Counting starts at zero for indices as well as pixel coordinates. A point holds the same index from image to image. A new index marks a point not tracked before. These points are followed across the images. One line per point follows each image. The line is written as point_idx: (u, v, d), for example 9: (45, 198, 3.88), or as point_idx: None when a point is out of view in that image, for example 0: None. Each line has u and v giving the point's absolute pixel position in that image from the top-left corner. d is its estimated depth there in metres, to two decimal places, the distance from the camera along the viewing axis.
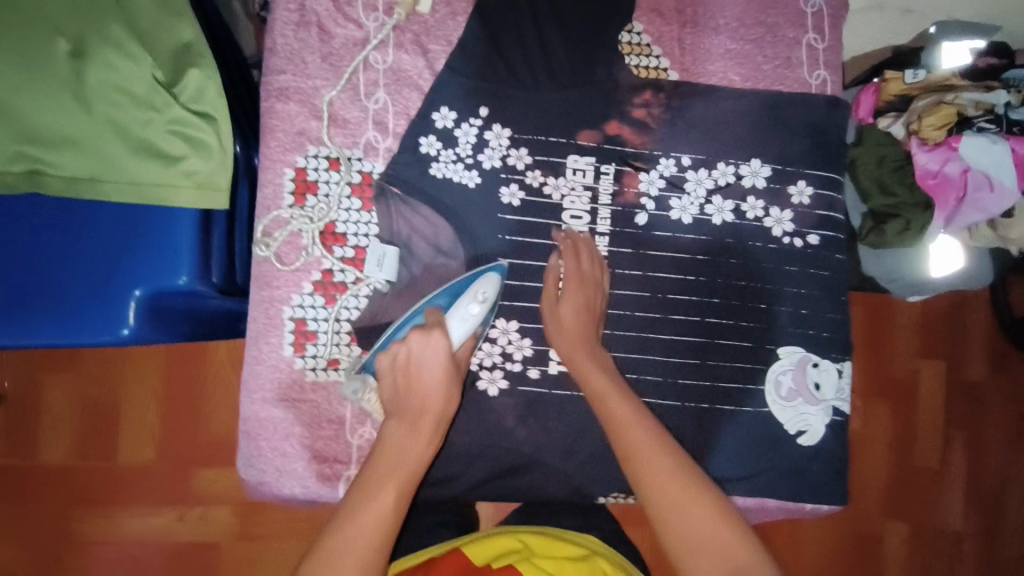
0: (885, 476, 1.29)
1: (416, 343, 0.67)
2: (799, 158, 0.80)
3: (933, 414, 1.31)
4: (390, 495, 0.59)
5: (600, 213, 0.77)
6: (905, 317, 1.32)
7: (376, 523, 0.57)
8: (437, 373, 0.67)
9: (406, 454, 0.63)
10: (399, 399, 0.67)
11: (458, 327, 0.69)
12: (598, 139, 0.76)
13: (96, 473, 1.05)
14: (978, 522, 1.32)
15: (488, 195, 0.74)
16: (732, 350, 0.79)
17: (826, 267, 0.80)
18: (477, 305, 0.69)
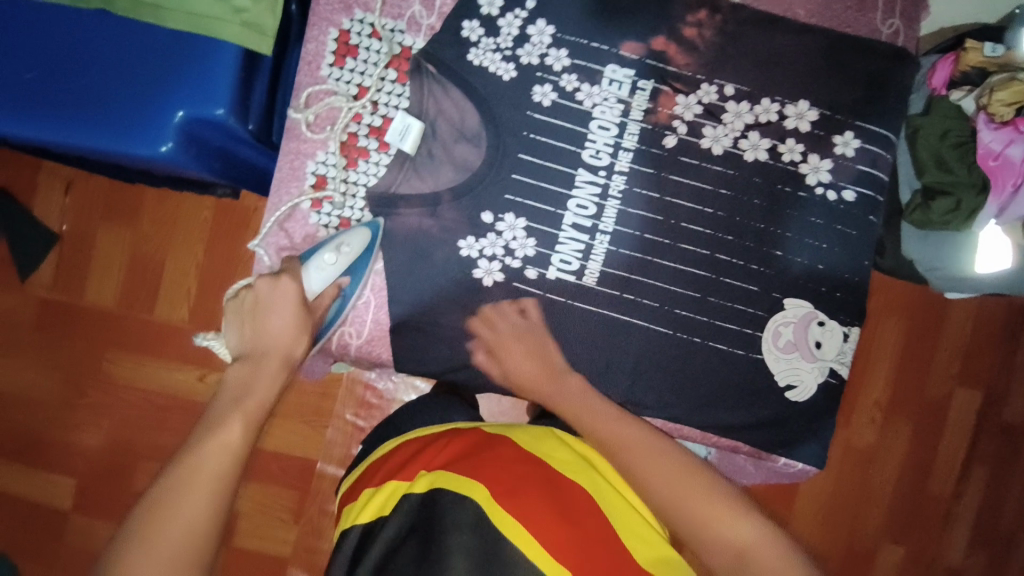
0: (890, 499, 1.24)
1: (262, 287, 0.72)
2: (849, 108, 0.77)
3: (957, 441, 1.24)
4: (236, 424, 0.65)
5: (629, 128, 0.76)
6: (952, 331, 1.23)
7: (221, 447, 0.63)
8: (284, 314, 0.72)
9: (255, 391, 0.69)
10: (248, 342, 0.73)
11: (315, 277, 0.73)
12: (640, 51, 0.76)
13: (133, 322, 1.07)
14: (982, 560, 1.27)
15: (521, 89, 0.75)
16: (736, 290, 0.77)
17: (854, 226, 0.78)
18: (333, 254, 0.73)
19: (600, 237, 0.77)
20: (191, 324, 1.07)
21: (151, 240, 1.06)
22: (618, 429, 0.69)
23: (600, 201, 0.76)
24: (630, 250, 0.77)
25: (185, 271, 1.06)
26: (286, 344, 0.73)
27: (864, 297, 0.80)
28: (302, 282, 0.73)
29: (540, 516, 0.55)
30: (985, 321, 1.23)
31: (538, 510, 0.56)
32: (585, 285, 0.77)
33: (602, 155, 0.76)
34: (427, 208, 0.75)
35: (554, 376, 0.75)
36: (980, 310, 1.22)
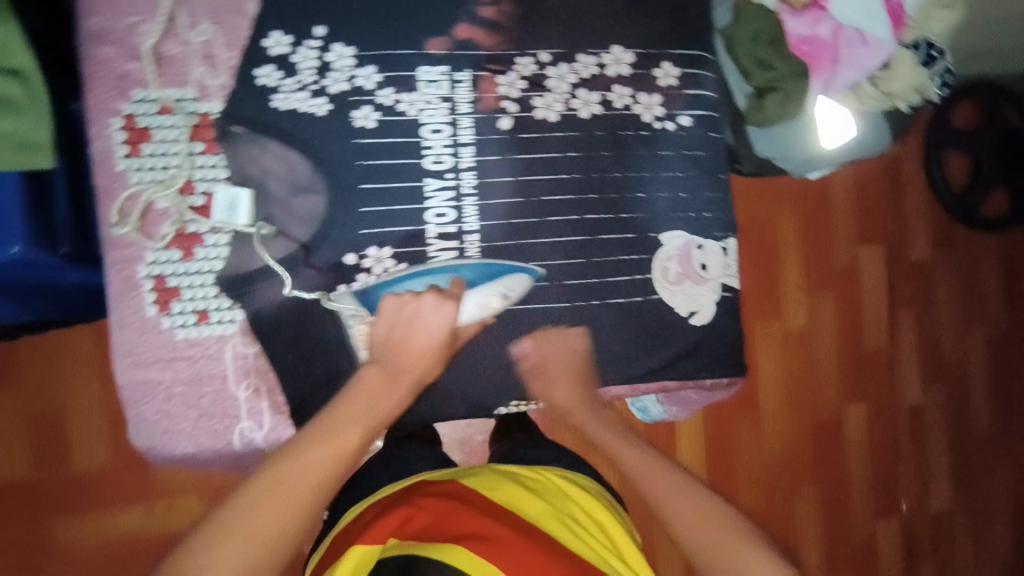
0: (830, 358, 1.74)
1: (427, 306, 0.73)
2: (659, 39, 0.79)
3: (768, 323, 1.69)
4: (355, 436, 0.68)
5: (462, 123, 0.75)
6: (752, 242, 1.67)
7: (333, 457, 0.65)
8: (431, 341, 0.73)
9: (379, 403, 0.70)
10: (387, 347, 0.73)
11: (472, 309, 0.76)
12: (448, 45, 0.74)
13: (56, 482, 0.99)
14: (939, 393, 1.84)
15: (339, 118, 0.72)
16: (614, 243, 0.79)
17: (700, 146, 0.80)
18: (501, 298, 0.76)
19: (469, 238, 0.76)
20: (117, 461, 1.01)
21: (42, 393, 0.98)
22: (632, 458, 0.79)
23: (458, 203, 0.75)
24: (503, 240, 0.77)
25: (87, 411, 0.99)
26: (418, 370, 0.74)
27: (730, 207, 0.83)
28: (461, 309, 0.75)
29: (510, 543, 0.71)
30: (770, 227, 1.68)
31: (508, 537, 0.72)
32: (472, 288, 0.76)
33: (444, 158, 0.75)
34: (285, 273, 0.72)
35: (581, 405, 0.81)
36: (858, 195, 1.74)
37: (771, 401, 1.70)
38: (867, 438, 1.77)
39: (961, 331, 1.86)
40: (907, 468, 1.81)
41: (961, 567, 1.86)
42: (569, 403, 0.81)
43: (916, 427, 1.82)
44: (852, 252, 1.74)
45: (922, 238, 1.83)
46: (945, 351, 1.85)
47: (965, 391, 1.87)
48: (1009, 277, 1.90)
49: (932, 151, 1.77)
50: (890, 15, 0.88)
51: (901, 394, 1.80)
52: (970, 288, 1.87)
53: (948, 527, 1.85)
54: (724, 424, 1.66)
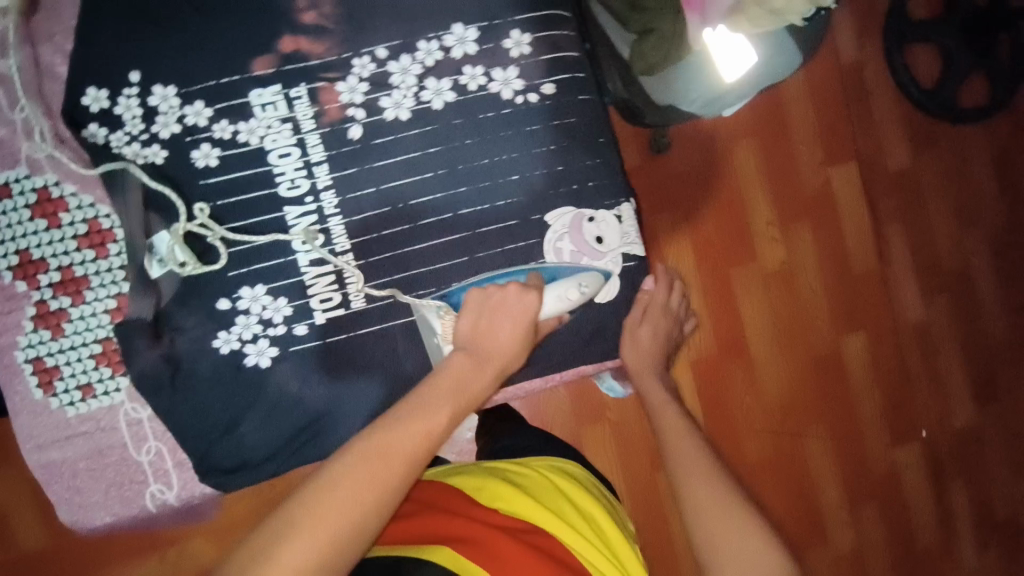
0: (819, 289, 1.65)
1: (512, 297, 0.67)
2: (503, 7, 0.73)
3: (744, 266, 1.61)
4: (446, 408, 0.64)
5: (309, 141, 0.71)
6: (712, 185, 1.59)
7: (421, 435, 0.62)
8: (518, 331, 0.67)
9: (467, 381, 0.66)
10: (470, 337, 0.68)
11: (552, 304, 0.70)
12: (274, 63, 0.70)
13: (78, 544, 1.09)
14: (945, 306, 1.73)
15: (180, 163, 0.70)
16: (496, 236, 0.74)
17: (571, 113, 0.75)
18: (577, 290, 0.71)
19: (345, 258, 0.72)
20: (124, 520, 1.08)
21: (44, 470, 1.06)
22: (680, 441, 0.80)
23: (324, 225, 0.72)
24: (379, 253, 0.73)
25: None
26: (505, 358, 0.69)
27: (617, 172, 0.78)
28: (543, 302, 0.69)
29: (502, 549, 0.72)
30: (729, 166, 1.60)
31: (499, 542, 0.73)
32: (358, 309, 0.73)
33: (299, 182, 0.71)
34: (161, 331, 0.70)
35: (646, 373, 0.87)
36: (822, 113, 1.63)
37: (764, 345, 1.63)
38: (873, 366, 1.68)
39: (959, 234, 1.74)
40: (923, 390, 1.71)
41: (998, 482, 1.77)
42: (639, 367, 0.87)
43: (924, 345, 1.72)
44: (822, 174, 1.64)
45: (900, 144, 1.70)
46: (944, 259, 1.73)
47: (975, 298, 1.75)
48: (1003, 168, 1.77)
49: (896, 48, 1.64)
50: None
51: (902, 312, 1.70)
52: (962, 187, 1.75)
53: (978, 441, 1.76)
54: (719, 376, 1.61)
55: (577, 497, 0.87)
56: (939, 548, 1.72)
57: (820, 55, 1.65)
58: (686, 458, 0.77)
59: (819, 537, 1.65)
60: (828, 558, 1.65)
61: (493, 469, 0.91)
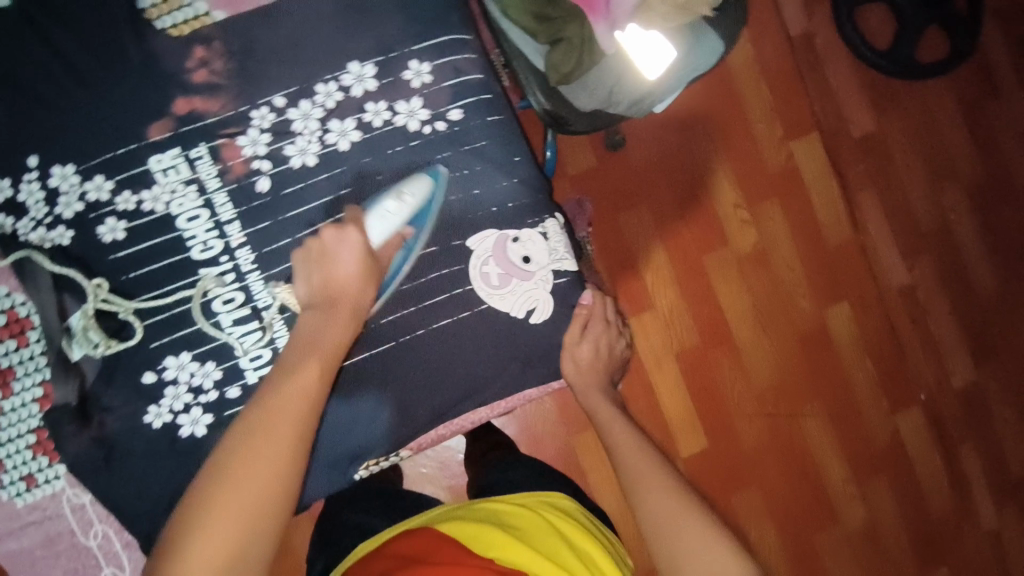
0: (797, 266, 1.62)
1: (328, 238, 0.66)
2: (397, 39, 0.71)
3: (716, 253, 1.59)
4: (312, 364, 0.60)
5: (216, 201, 0.69)
6: (673, 175, 1.56)
7: (303, 393, 0.59)
8: (352, 264, 0.66)
9: (322, 333, 0.63)
10: (315, 289, 0.66)
11: (378, 228, 0.69)
12: (170, 126, 0.68)
13: None
14: (931, 267, 1.68)
15: (89, 241, 0.69)
16: (418, 266, 0.74)
17: (480, 136, 0.74)
18: (396, 201, 0.69)
19: (270, 313, 0.70)
20: None
21: None
22: (632, 449, 0.77)
23: (243, 283, 0.70)
24: None
25: None
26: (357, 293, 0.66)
27: (536, 188, 0.78)
28: (366, 233, 0.68)
29: None
30: (687, 153, 1.57)
31: None
32: None
33: (212, 242, 0.69)
34: (90, 413, 0.70)
35: (597, 383, 0.84)
36: (776, 88, 1.60)
37: (747, 328, 1.59)
38: (861, 336, 1.64)
39: (935, 192, 1.68)
40: (916, 354, 1.67)
41: (1007, 438, 1.72)
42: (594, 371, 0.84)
43: (912, 309, 1.68)
44: (783, 149, 1.61)
45: (862, 109, 1.66)
46: (924, 219, 1.68)
47: (962, 255, 1.69)
48: (974, 118, 1.70)
49: (845, 13, 1.60)
50: None
51: (884, 279, 1.66)
52: (934, 143, 1.68)
53: (981, 400, 1.71)
54: (705, 366, 1.58)
55: (578, 538, 0.71)
56: (953, 513, 1.67)
57: (770, 29, 1.61)
58: (639, 467, 0.74)
59: (827, 517, 1.61)
60: (839, 537, 1.61)
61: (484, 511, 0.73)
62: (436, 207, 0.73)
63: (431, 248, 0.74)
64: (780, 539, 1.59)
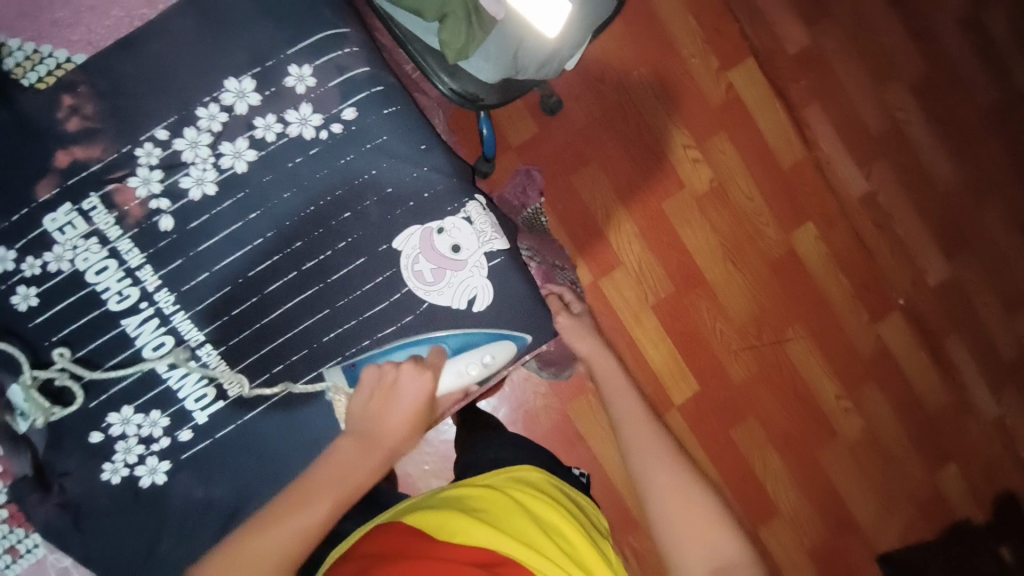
0: (757, 193, 1.60)
1: (405, 374, 0.71)
2: (269, 45, 0.69)
3: (673, 197, 1.57)
4: (324, 508, 0.64)
5: (122, 248, 0.68)
6: (616, 127, 1.54)
7: (302, 535, 0.62)
8: (416, 412, 0.71)
9: (356, 474, 0.67)
10: (367, 420, 0.69)
11: (449, 381, 0.74)
12: (57, 181, 0.66)
13: None
14: (888, 170, 1.67)
15: (5, 314, 0.67)
16: (348, 278, 0.73)
17: (380, 131, 0.72)
18: (479, 367, 0.74)
19: (204, 350, 0.70)
20: None
21: None
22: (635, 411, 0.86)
23: (170, 325, 0.69)
24: (238, 334, 0.71)
25: None
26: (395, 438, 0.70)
27: (451, 172, 0.75)
28: (440, 379, 0.73)
29: None
30: (626, 102, 1.54)
31: None
32: (237, 396, 0.70)
33: (127, 291, 0.68)
34: (48, 481, 0.69)
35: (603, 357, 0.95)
36: (702, 19, 1.57)
37: (718, 266, 1.59)
38: (832, 253, 1.64)
39: (880, 93, 1.66)
40: (889, 259, 1.67)
41: (993, 324, 1.72)
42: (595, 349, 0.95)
43: (877, 215, 1.67)
44: (722, 81, 1.58)
45: (792, 24, 1.62)
46: (874, 123, 1.66)
47: (917, 151, 1.68)
48: (905, 10, 1.67)
49: None
50: None
51: (844, 190, 1.65)
52: (871, 44, 1.65)
53: (960, 291, 1.71)
54: (683, 312, 1.58)
55: (540, 506, 0.74)
56: (948, 405, 1.70)
57: None
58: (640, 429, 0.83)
59: (827, 434, 1.64)
60: (841, 450, 1.64)
61: (449, 498, 0.75)
62: (501, 369, 0.77)
63: (359, 259, 0.73)
64: (786, 465, 1.61)
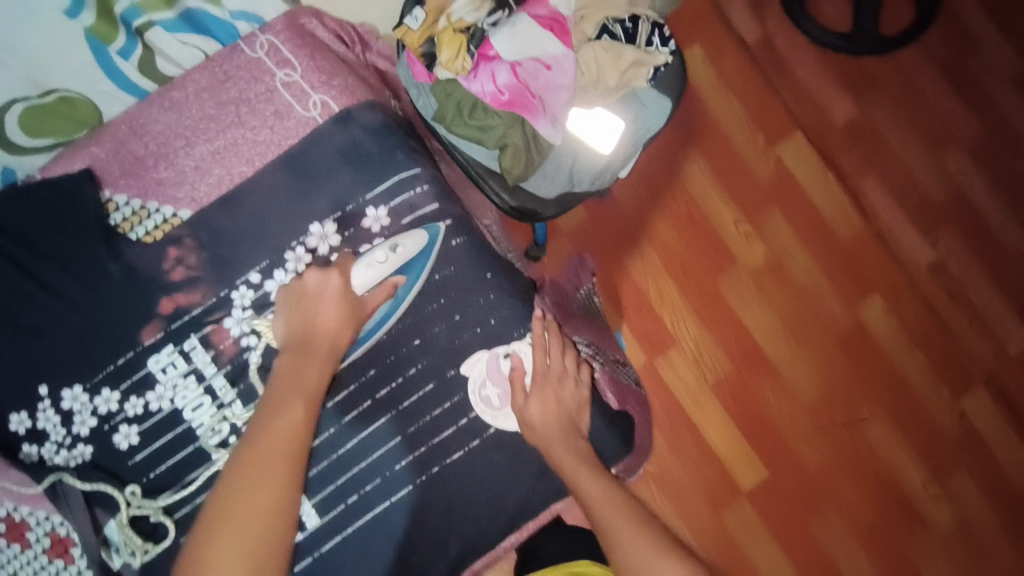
0: (816, 267, 1.56)
1: (313, 282, 0.72)
2: (350, 193, 0.75)
3: (727, 273, 1.54)
4: (298, 405, 0.66)
5: (216, 384, 0.73)
6: (665, 209, 1.55)
7: (290, 425, 0.64)
8: (336, 304, 0.71)
9: (304, 379, 0.67)
10: (297, 333, 0.70)
11: (363, 276, 0.73)
12: (160, 326, 0.72)
13: None
14: (955, 237, 1.60)
15: (106, 452, 0.71)
16: (420, 403, 0.75)
17: (449, 262, 0.76)
18: (384, 251, 0.74)
19: None
20: None
21: None
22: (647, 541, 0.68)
23: None
24: (317, 465, 0.74)
25: None
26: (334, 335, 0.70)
27: (517, 298, 0.78)
28: (350, 278, 0.73)
29: None
30: (674, 185, 1.55)
31: None
32: (315, 526, 0.73)
33: (218, 426, 0.72)
34: None
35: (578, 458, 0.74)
36: (747, 99, 1.58)
37: (779, 342, 1.53)
38: (902, 326, 1.56)
39: (937, 159, 1.61)
40: (964, 328, 1.57)
41: None
42: (555, 425, 0.75)
43: (946, 282, 1.59)
44: (770, 158, 1.58)
45: (840, 97, 1.62)
46: (933, 190, 1.61)
47: (982, 216, 1.61)
48: (957, 75, 1.64)
49: (795, 11, 1.59)
50: (552, 25, 0.80)
51: (908, 259, 1.58)
52: (922, 111, 1.62)
53: None
54: (746, 392, 1.52)
55: None
56: None
57: (723, 44, 1.60)
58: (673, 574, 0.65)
59: (914, 525, 1.50)
60: (927, 532, 1.50)
61: None
62: (424, 261, 0.75)
63: (429, 386, 0.75)
64: (871, 559, 1.48)
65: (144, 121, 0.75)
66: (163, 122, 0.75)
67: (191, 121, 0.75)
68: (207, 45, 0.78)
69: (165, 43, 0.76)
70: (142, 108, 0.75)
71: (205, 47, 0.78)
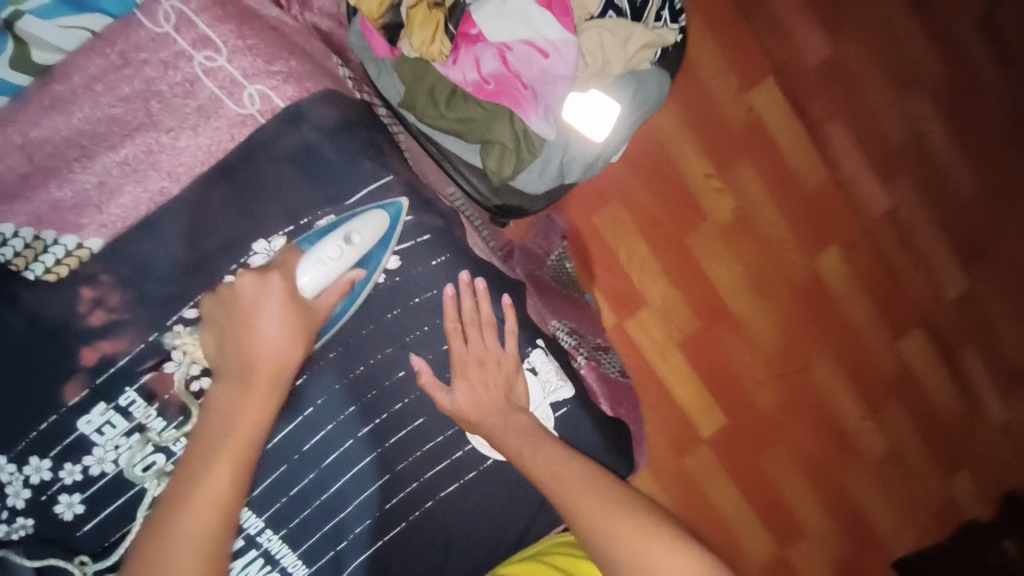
0: (784, 221, 1.41)
1: (247, 288, 0.58)
2: (300, 202, 0.63)
3: (696, 230, 1.35)
4: (225, 470, 0.51)
5: (169, 440, 0.61)
6: (642, 159, 1.32)
7: (214, 500, 0.50)
8: (281, 321, 0.57)
9: (237, 425, 0.53)
10: (233, 358, 0.56)
11: (313, 274, 0.60)
12: (87, 380, 0.60)
13: None
14: (906, 192, 1.49)
15: (50, 524, 0.60)
16: (406, 443, 0.68)
17: (431, 284, 0.68)
18: (339, 244, 0.61)
19: (265, 535, 0.64)
20: None
21: None
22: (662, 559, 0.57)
23: None
24: (298, 514, 0.65)
25: None
26: (278, 360, 0.56)
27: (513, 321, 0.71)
28: (295, 279, 0.59)
29: None
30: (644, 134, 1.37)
31: None
32: None
33: None
34: None
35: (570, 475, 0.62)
36: (717, 34, 1.37)
37: (740, 295, 1.38)
38: (856, 278, 1.46)
39: (898, 104, 1.49)
40: (912, 279, 1.50)
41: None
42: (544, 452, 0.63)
43: (898, 232, 1.49)
44: (743, 105, 1.38)
45: (811, 38, 1.45)
46: (892, 137, 1.49)
47: (933, 172, 1.51)
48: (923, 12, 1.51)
49: None
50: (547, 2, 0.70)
51: (862, 208, 1.47)
52: (885, 52, 1.48)
53: (978, 306, 1.52)
54: (709, 349, 1.36)
55: None
56: (964, 414, 1.51)
57: None
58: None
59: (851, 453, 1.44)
60: (865, 468, 1.44)
61: None
62: (384, 249, 0.65)
63: (418, 420, 0.68)
64: (819, 511, 1.41)
65: (30, 126, 0.60)
66: (53, 128, 0.61)
67: (86, 125, 0.61)
68: (94, 22, 0.62)
69: (39, 30, 0.61)
70: (20, 111, 0.60)
71: (92, 25, 0.62)
